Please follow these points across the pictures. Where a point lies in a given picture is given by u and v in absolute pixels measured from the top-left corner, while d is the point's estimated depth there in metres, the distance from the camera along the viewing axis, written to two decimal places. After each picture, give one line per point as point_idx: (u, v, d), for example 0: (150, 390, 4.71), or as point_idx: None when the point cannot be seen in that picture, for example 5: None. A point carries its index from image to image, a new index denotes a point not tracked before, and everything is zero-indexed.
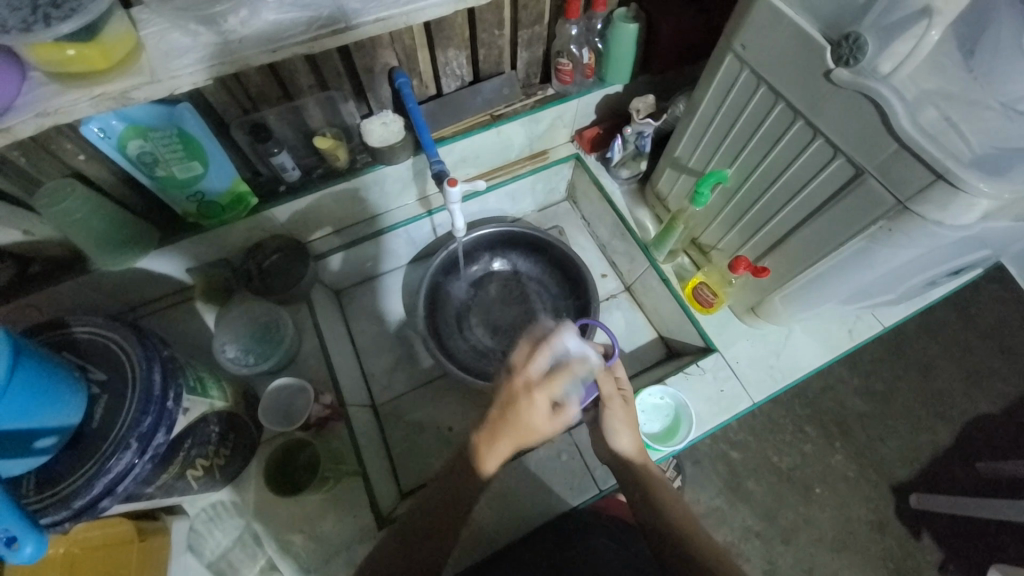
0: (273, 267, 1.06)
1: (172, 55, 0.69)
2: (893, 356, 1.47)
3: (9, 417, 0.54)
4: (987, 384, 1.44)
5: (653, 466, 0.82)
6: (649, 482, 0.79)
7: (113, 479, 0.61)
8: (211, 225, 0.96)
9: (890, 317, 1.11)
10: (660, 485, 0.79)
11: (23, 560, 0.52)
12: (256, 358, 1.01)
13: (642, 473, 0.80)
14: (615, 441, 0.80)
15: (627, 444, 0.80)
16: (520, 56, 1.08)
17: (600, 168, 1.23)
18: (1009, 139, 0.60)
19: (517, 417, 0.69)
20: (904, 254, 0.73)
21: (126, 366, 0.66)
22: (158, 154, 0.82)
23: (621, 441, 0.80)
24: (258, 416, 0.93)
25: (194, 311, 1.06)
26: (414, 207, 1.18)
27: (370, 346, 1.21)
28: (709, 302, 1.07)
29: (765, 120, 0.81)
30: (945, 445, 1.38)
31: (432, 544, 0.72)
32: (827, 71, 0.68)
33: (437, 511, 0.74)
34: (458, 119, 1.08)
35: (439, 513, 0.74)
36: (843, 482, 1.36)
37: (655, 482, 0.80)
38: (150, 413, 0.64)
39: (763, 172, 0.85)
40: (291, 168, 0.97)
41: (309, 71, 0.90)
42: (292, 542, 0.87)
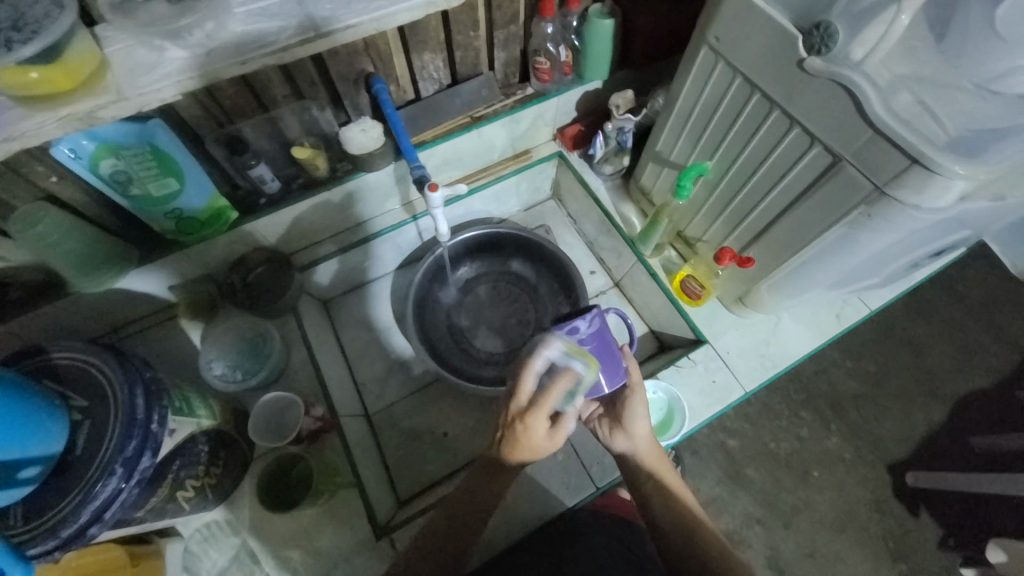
0: (258, 281, 1.05)
1: (139, 72, 0.67)
2: (883, 337, 1.48)
3: None
4: (976, 360, 1.45)
5: (667, 462, 0.81)
6: (662, 475, 0.79)
7: (99, 506, 0.60)
8: (191, 241, 0.95)
9: (877, 300, 1.12)
10: (671, 477, 0.79)
11: None
12: (245, 373, 1.00)
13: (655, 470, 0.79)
14: (634, 431, 0.78)
15: (645, 434, 0.79)
16: (498, 57, 1.07)
17: (584, 165, 1.23)
18: (983, 120, 0.60)
19: (515, 440, 0.68)
20: (885, 238, 0.73)
21: (108, 390, 0.65)
22: (132, 172, 0.81)
23: (638, 429, 0.78)
24: (248, 432, 0.92)
25: (180, 329, 1.04)
26: (399, 212, 1.17)
27: (362, 354, 1.20)
28: (697, 294, 1.07)
29: (742, 111, 0.81)
30: (938, 422, 1.40)
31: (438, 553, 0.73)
32: (801, 60, 0.68)
33: (446, 521, 0.75)
34: (438, 122, 1.08)
35: (449, 522, 0.75)
36: (840, 464, 1.37)
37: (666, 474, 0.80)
38: (133, 437, 0.62)
39: (743, 162, 0.85)
40: (270, 180, 0.96)
41: (283, 81, 0.89)
42: (290, 557, 0.87)
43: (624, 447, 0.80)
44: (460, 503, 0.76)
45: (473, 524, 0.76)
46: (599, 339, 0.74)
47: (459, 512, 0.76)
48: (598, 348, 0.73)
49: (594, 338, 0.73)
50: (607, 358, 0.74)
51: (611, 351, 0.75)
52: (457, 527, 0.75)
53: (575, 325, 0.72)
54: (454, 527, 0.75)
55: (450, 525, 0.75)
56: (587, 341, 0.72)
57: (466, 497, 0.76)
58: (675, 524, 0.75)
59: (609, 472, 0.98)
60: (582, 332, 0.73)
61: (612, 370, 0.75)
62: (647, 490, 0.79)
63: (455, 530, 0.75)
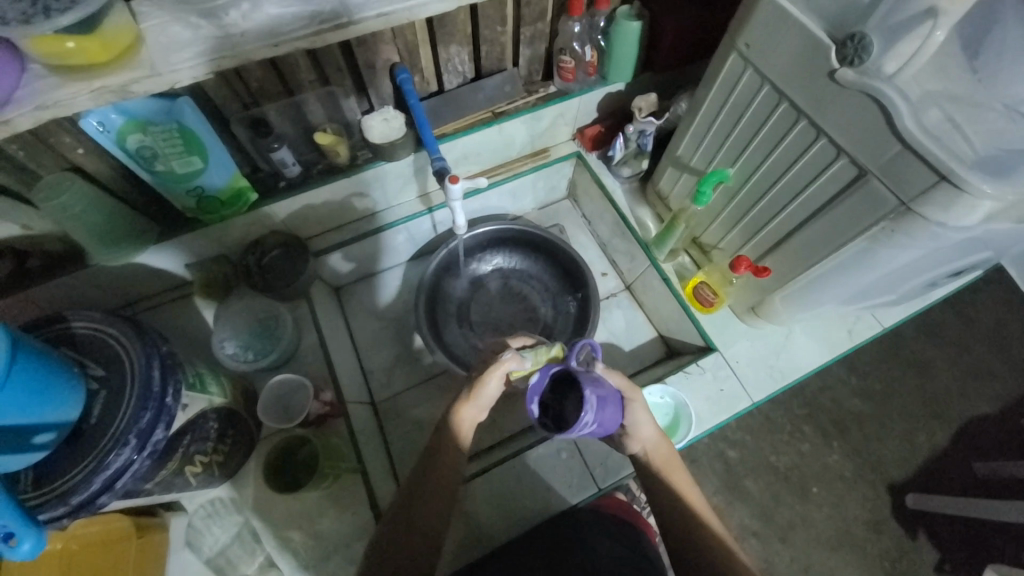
0: (272, 263, 1.06)
1: (172, 48, 0.68)
2: (891, 356, 1.47)
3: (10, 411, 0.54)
4: (983, 385, 1.44)
5: (675, 463, 0.81)
6: (670, 474, 0.79)
7: (112, 475, 0.61)
8: (208, 221, 0.96)
9: (889, 318, 1.11)
10: (680, 478, 0.79)
11: (20, 557, 0.52)
12: (256, 354, 1.01)
13: (661, 466, 0.80)
14: (639, 432, 0.78)
15: (651, 434, 0.79)
16: (522, 53, 1.07)
17: (602, 166, 1.23)
18: (1012, 140, 0.60)
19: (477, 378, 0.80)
20: (906, 254, 0.73)
21: (125, 362, 0.65)
22: (157, 148, 0.81)
23: (644, 433, 0.79)
24: (257, 412, 0.92)
25: (193, 307, 1.05)
26: (415, 203, 1.17)
27: (369, 342, 1.21)
28: (710, 302, 1.06)
29: (768, 120, 0.81)
30: (942, 445, 1.39)
31: (426, 516, 0.71)
32: (832, 71, 0.67)
33: (423, 483, 0.74)
34: (460, 116, 1.08)
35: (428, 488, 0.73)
36: (840, 481, 1.37)
37: (675, 475, 0.80)
38: (148, 410, 0.63)
39: (764, 173, 0.86)
40: (291, 164, 0.96)
41: (310, 66, 0.89)
42: (290, 539, 0.87)
43: (635, 449, 0.82)
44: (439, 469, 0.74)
45: (448, 482, 0.74)
46: (603, 406, 0.69)
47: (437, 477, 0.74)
48: (607, 413, 0.71)
49: (601, 411, 0.69)
50: (614, 411, 0.72)
51: (610, 397, 0.71)
52: (435, 484, 0.74)
53: (584, 422, 0.67)
54: (433, 486, 0.73)
55: (429, 486, 0.73)
56: (596, 419, 0.69)
57: (443, 450, 0.76)
58: (684, 525, 0.75)
59: (613, 473, 0.96)
60: (592, 422, 0.68)
61: (614, 401, 0.72)
62: (657, 488, 0.79)
63: (428, 496, 0.72)
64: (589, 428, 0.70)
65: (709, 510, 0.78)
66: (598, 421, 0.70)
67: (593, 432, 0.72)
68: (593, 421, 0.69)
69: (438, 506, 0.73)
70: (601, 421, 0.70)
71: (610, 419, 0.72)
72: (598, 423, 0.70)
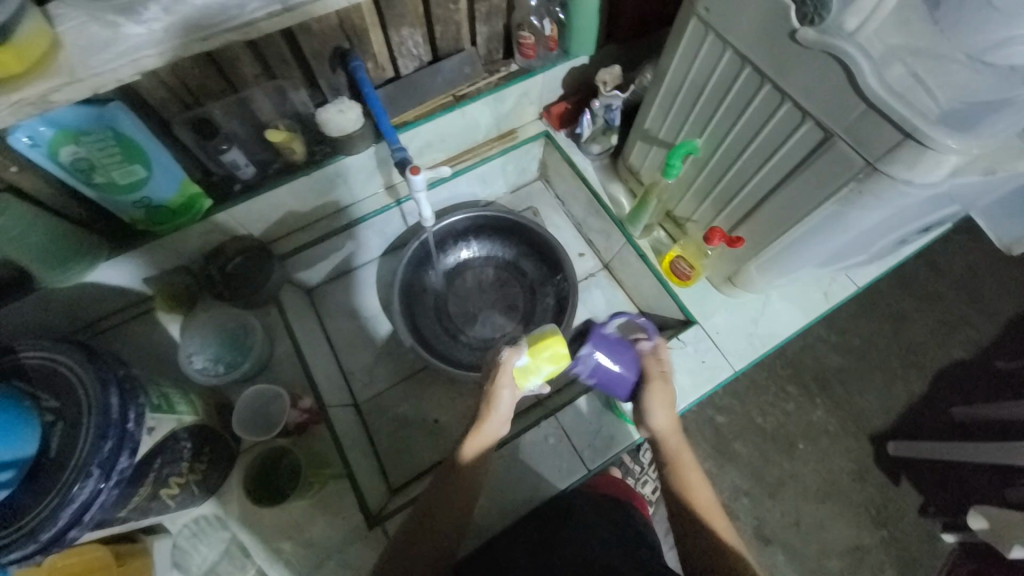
0: (236, 271, 1.01)
1: (93, 49, 0.62)
2: (868, 311, 1.50)
3: None
4: (957, 332, 1.48)
5: (684, 450, 0.84)
6: (681, 466, 0.81)
7: (78, 508, 0.58)
8: (163, 231, 0.91)
9: (863, 277, 1.12)
10: (691, 471, 0.81)
11: None
12: (227, 365, 0.98)
13: (671, 453, 0.83)
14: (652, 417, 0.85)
15: (664, 421, 0.85)
16: (480, 31, 1.03)
17: (571, 145, 1.20)
18: (976, 94, 0.59)
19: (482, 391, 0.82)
20: (876, 215, 0.73)
21: (79, 391, 0.62)
22: (94, 159, 0.76)
23: (658, 420, 0.86)
24: (233, 427, 0.89)
25: (157, 322, 1.01)
26: (383, 196, 1.14)
27: (347, 342, 1.17)
28: (687, 275, 1.06)
29: (732, 86, 0.79)
30: (919, 392, 1.43)
31: (443, 530, 0.74)
32: (792, 32, 0.65)
33: (442, 500, 0.75)
34: (419, 102, 1.04)
35: (446, 498, 0.76)
36: (825, 435, 1.41)
37: (686, 467, 0.81)
38: (111, 438, 0.60)
39: (732, 141, 0.84)
40: (244, 165, 0.92)
41: (253, 59, 0.84)
42: (282, 549, 0.86)
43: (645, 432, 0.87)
44: (458, 484, 0.76)
45: (468, 501, 0.76)
46: (603, 358, 0.90)
47: (456, 489, 0.76)
48: (607, 367, 0.89)
49: (599, 361, 0.90)
50: (619, 375, 0.89)
51: (619, 358, 0.90)
52: (457, 502, 0.76)
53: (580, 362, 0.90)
54: (452, 503, 0.76)
55: (447, 503, 0.75)
56: (594, 365, 0.90)
57: (465, 470, 0.77)
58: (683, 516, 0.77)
59: (601, 455, 0.96)
60: (589, 365, 0.90)
61: (620, 373, 0.89)
62: (666, 474, 0.82)
63: (443, 500, 0.76)
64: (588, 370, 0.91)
65: (718, 501, 0.79)
66: (597, 368, 0.90)
67: (599, 379, 0.91)
68: (590, 365, 0.90)
69: (456, 510, 0.75)
70: (601, 371, 0.90)
71: (615, 381, 0.90)
72: (595, 370, 0.90)
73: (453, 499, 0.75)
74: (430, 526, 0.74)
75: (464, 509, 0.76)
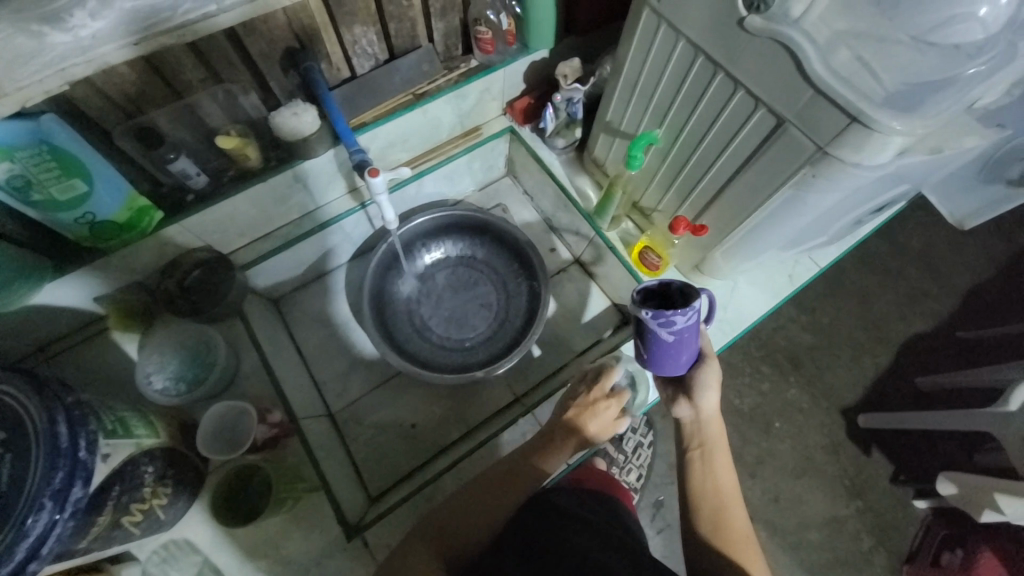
0: (197, 284, 0.98)
1: (16, 60, 0.58)
2: (834, 290, 1.55)
3: None
4: (918, 306, 1.54)
5: (720, 437, 0.84)
6: (711, 450, 0.82)
7: (35, 542, 0.55)
8: (110, 248, 0.86)
9: (825, 257, 1.14)
10: (721, 456, 0.82)
11: None
12: (188, 385, 0.93)
13: (707, 437, 0.83)
14: (700, 400, 0.84)
15: (711, 404, 0.83)
16: (436, 27, 1.01)
17: (536, 139, 1.20)
18: (919, 74, 0.61)
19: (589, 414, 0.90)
20: (830, 198, 0.75)
21: (23, 422, 0.59)
22: (31, 176, 0.72)
23: (706, 400, 0.84)
24: (199, 448, 0.87)
25: (113, 342, 0.96)
26: (346, 200, 1.12)
27: (320, 350, 1.15)
28: (656, 266, 1.05)
29: (686, 75, 0.79)
30: (885, 365, 1.48)
31: (466, 527, 0.78)
32: (740, 19, 0.66)
33: (474, 498, 0.82)
34: (377, 102, 1.01)
35: (481, 497, 0.82)
36: (799, 413, 1.45)
37: (718, 453, 0.82)
38: (59, 468, 0.57)
39: (691, 131, 0.84)
40: (196, 174, 0.88)
41: (196, 62, 0.81)
42: (260, 568, 0.83)
43: (685, 412, 0.86)
44: (501, 485, 0.84)
45: (504, 505, 0.82)
46: (691, 328, 0.76)
47: (497, 489, 0.83)
48: (686, 339, 0.77)
49: (686, 329, 0.75)
50: (688, 346, 0.78)
51: (696, 336, 0.78)
52: (489, 503, 0.82)
53: (673, 322, 0.73)
54: (488, 503, 0.82)
55: (479, 501, 0.81)
56: (679, 333, 0.75)
57: (507, 476, 0.85)
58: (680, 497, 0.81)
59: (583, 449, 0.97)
60: (679, 326, 0.74)
61: (688, 348, 0.78)
62: (693, 457, 0.83)
63: (482, 496, 0.82)
64: (669, 333, 0.75)
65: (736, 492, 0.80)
66: (679, 335, 0.75)
67: (665, 347, 0.77)
68: (676, 331, 0.74)
69: (487, 508, 0.81)
70: (682, 335, 0.75)
71: (680, 349, 0.78)
72: (675, 336, 0.75)
73: (482, 509, 0.81)
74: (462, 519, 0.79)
75: (494, 505, 0.82)
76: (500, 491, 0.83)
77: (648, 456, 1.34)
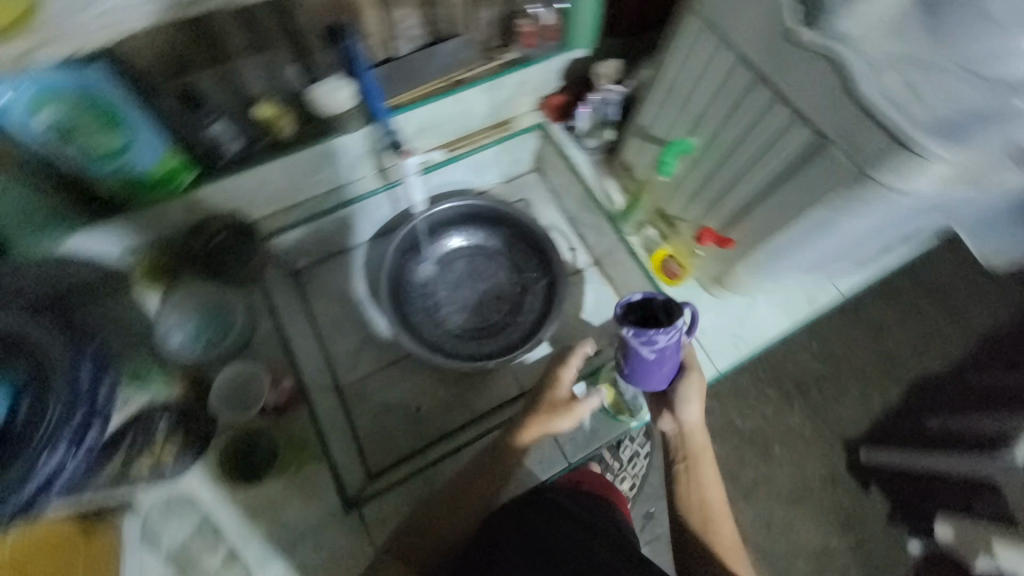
0: (219, 248, 0.98)
1: (73, 7, 0.60)
2: (851, 320, 1.52)
3: None
4: (934, 346, 1.51)
5: (708, 450, 0.82)
6: (698, 462, 0.81)
7: (45, 479, 0.56)
8: (142, 204, 0.89)
9: (847, 284, 1.13)
10: (707, 467, 0.81)
11: None
12: (206, 343, 0.96)
13: (693, 449, 0.82)
14: (680, 413, 0.82)
15: (694, 420, 0.82)
16: (481, 17, 1.01)
17: (566, 138, 1.18)
18: (967, 103, 0.59)
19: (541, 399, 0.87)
20: (863, 220, 0.75)
21: (47, 362, 0.61)
22: (76, 122, 0.76)
23: (688, 414, 0.82)
24: (210, 402, 0.90)
25: (133, 298, 0.96)
26: (373, 180, 1.11)
27: (333, 326, 1.13)
28: (676, 274, 1.07)
29: (727, 85, 0.79)
30: (893, 402, 1.46)
31: (442, 520, 0.81)
32: (792, 33, 0.66)
33: (454, 492, 0.83)
34: (414, 85, 1.02)
35: (462, 489, 0.83)
36: (800, 440, 1.43)
37: (703, 463, 0.81)
38: (81, 410, 0.59)
39: (728, 143, 0.84)
40: (231, 139, 0.89)
41: (241, 28, 0.84)
42: (259, 527, 0.85)
43: (668, 426, 0.85)
44: (478, 483, 0.84)
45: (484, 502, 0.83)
46: (673, 345, 0.75)
47: (474, 488, 0.84)
48: (666, 356, 0.76)
49: (665, 347, 0.74)
50: (670, 364, 0.77)
51: (677, 353, 0.77)
52: (469, 495, 0.83)
53: (655, 340, 0.72)
54: (465, 498, 0.83)
55: (459, 494, 0.83)
56: (659, 350, 0.74)
57: (483, 474, 0.85)
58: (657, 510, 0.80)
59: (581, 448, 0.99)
60: (661, 344, 0.73)
61: (669, 364, 0.77)
62: (678, 471, 0.82)
63: (462, 490, 0.83)
64: (650, 350, 0.74)
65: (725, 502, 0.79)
66: (659, 352, 0.74)
67: (645, 364, 0.76)
68: (656, 348, 0.73)
69: (467, 503, 0.82)
70: (664, 353, 0.74)
71: (661, 366, 0.77)
72: (656, 353, 0.74)
73: (462, 503, 0.82)
74: (443, 510, 0.82)
75: (477, 500, 0.83)
76: (476, 488, 0.83)
77: (642, 465, 1.31)
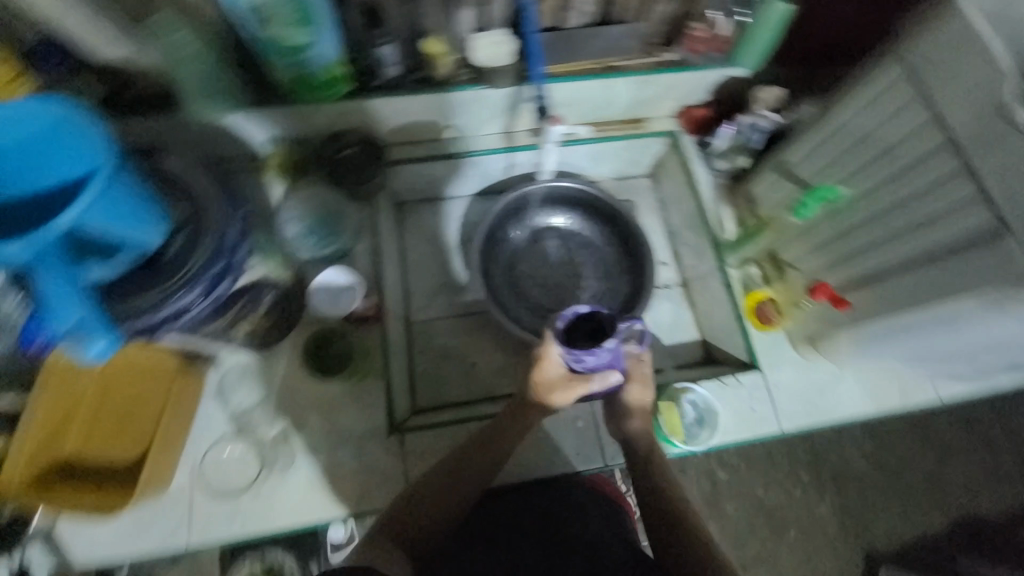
0: (346, 158, 1.04)
1: None
2: (919, 433, 1.40)
3: (116, 222, 0.58)
4: (1000, 491, 1.37)
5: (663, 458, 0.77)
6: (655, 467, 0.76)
7: (175, 311, 0.64)
8: (302, 100, 0.95)
9: (948, 392, 1.04)
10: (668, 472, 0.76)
11: (102, 351, 0.57)
12: (317, 242, 1.02)
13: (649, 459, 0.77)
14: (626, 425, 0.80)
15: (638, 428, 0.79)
16: (657, 10, 0.99)
17: (696, 152, 1.14)
18: None
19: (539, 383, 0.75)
20: (1007, 320, 0.72)
21: (206, 212, 0.68)
22: (275, 11, 0.82)
23: (632, 425, 0.80)
24: (307, 296, 0.95)
25: (263, 180, 1.03)
26: (495, 139, 1.14)
27: (417, 263, 1.17)
28: (770, 320, 1.03)
29: (906, 142, 0.74)
30: (936, 533, 1.34)
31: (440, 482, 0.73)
32: (1009, 109, 0.60)
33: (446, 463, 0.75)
34: (569, 59, 1.02)
35: (459, 461, 0.75)
36: (820, 535, 1.33)
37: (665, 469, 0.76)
38: (223, 260, 0.66)
39: (886, 207, 0.79)
40: (391, 65, 0.95)
41: None
42: (308, 420, 0.91)
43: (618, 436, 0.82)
44: (469, 463, 0.75)
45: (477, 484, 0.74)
46: (607, 365, 0.72)
47: (470, 464, 0.75)
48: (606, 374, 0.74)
49: (600, 367, 0.72)
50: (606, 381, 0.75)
51: (615, 371, 0.74)
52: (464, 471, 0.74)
53: (582, 360, 0.71)
54: (460, 472, 0.74)
55: (453, 469, 0.74)
56: (591, 368, 0.72)
57: (477, 456, 0.76)
58: (648, 515, 0.72)
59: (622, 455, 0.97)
60: (590, 363, 0.71)
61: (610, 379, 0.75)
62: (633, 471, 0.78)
63: (462, 465, 0.75)
64: (583, 368, 0.73)
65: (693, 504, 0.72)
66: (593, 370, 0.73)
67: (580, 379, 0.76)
68: (588, 367, 0.72)
69: (461, 477, 0.74)
70: (595, 373, 0.73)
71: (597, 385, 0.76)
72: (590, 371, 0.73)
73: (457, 478, 0.73)
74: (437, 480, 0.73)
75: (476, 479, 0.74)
76: (470, 469, 0.74)
77: None
